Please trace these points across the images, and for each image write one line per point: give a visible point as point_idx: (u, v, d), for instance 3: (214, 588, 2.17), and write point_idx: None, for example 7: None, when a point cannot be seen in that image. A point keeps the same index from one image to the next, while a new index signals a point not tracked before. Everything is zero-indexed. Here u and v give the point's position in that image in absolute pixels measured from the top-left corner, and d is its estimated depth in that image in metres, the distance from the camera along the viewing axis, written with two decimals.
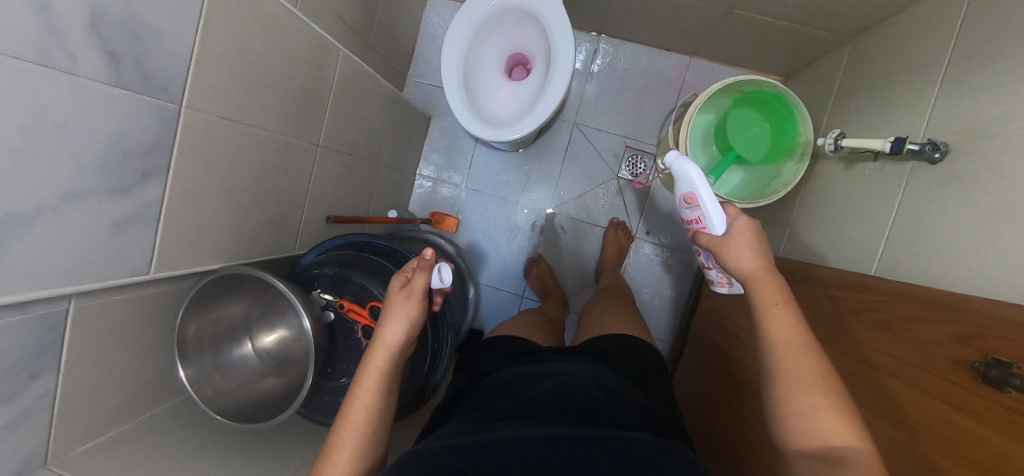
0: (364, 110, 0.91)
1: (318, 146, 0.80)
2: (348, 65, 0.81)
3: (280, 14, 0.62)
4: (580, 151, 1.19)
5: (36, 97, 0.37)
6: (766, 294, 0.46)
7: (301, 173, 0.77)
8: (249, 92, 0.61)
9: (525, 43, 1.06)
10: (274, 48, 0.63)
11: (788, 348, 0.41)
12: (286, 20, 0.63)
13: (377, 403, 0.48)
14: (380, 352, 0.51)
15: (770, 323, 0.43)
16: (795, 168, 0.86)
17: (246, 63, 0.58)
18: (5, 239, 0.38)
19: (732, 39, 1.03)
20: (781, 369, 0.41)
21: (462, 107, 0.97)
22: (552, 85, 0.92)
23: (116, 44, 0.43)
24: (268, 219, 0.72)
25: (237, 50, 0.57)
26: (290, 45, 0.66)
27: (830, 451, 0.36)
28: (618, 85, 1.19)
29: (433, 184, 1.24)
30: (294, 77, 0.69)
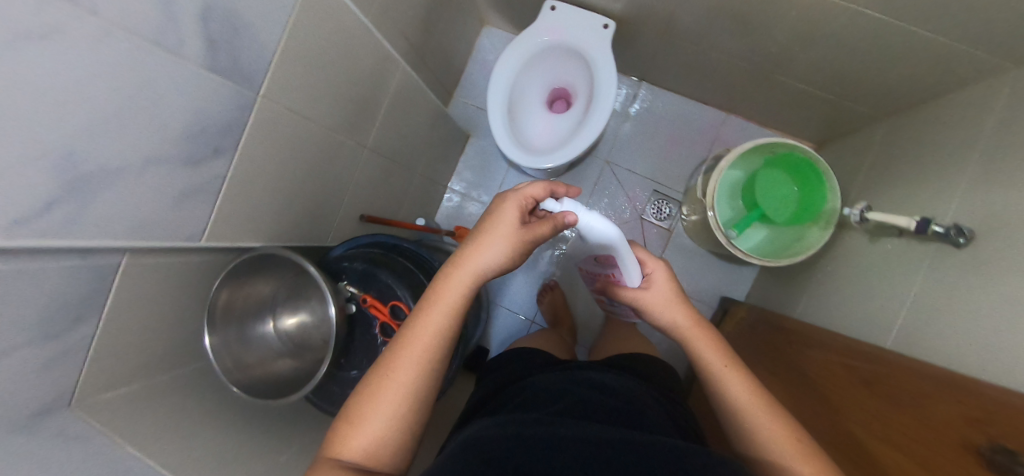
0: (411, 119, 0.96)
1: (366, 147, 0.85)
2: (405, 77, 0.88)
3: (356, 24, 0.68)
4: (608, 187, 1.22)
5: (145, 68, 0.42)
6: (716, 359, 0.54)
7: (347, 169, 0.82)
8: (317, 89, 0.66)
9: (569, 79, 1.12)
10: (346, 54, 0.69)
11: (755, 410, 0.48)
12: (359, 30, 0.70)
13: (442, 335, 0.47)
14: (464, 277, 0.48)
15: (730, 387, 0.51)
16: (819, 233, 0.87)
17: (320, 64, 0.64)
18: (89, 190, 0.42)
19: (768, 101, 1.07)
20: (757, 433, 0.47)
21: (503, 130, 1.02)
22: (591, 121, 0.97)
23: (217, 34, 0.48)
24: (310, 208, 0.77)
25: (315, 51, 0.62)
26: (360, 52, 0.72)
27: None
28: (652, 129, 1.23)
29: (462, 198, 1.28)
30: (357, 81, 0.75)
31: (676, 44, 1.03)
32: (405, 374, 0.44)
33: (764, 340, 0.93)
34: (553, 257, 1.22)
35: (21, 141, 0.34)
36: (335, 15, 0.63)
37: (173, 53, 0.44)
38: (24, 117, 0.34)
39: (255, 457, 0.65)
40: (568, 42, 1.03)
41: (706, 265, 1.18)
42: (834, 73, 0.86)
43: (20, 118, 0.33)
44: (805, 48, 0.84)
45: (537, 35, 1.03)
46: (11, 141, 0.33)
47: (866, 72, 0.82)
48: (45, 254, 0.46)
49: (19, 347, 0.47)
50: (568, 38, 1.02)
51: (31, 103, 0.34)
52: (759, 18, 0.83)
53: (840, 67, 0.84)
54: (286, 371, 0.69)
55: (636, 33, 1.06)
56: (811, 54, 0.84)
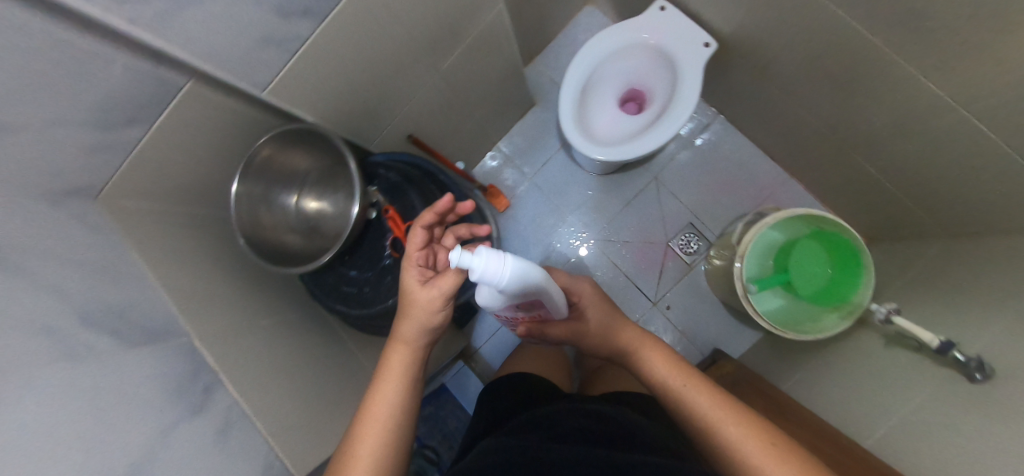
0: (493, 66, 0.94)
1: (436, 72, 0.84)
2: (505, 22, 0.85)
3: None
4: (647, 203, 1.20)
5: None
6: (677, 378, 0.58)
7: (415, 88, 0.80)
8: None
9: (651, 84, 1.08)
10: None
11: (722, 418, 0.51)
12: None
13: (397, 402, 0.51)
14: (399, 351, 0.54)
15: (694, 397, 0.55)
16: (837, 322, 0.86)
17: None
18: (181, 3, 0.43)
19: (839, 181, 1.02)
20: (735, 442, 0.48)
21: (570, 108, 1.00)
22: (654, 133, 0.96)
23: None
24: (371, 109, 0.75)
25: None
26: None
27: None
28: (714, 164, 1.19)
29: (505, 161, 1.26)
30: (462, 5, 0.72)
31: (772, 89, 0.99)
32: (368, 445, 0.47)
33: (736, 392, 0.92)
34: (569, 249, 1.21)
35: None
36: None
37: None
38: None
39: (242, 309, 0.68)
40: (665, 48, 0.99)
41: (712, 313, 1.16)
42: (921, 174, 0.82)
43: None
44: (902, 138, 0.80)
45: (637, 29, 0.99)
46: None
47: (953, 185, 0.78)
48: (119, 45, 0.48)
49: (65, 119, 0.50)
50: (666, 44, 0.98)
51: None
52: (866, 90, 0.79)
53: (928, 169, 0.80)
54: (293, 245, 0.72)
55: (737, 63, 1.02)
56: (905, 146, 0.80)
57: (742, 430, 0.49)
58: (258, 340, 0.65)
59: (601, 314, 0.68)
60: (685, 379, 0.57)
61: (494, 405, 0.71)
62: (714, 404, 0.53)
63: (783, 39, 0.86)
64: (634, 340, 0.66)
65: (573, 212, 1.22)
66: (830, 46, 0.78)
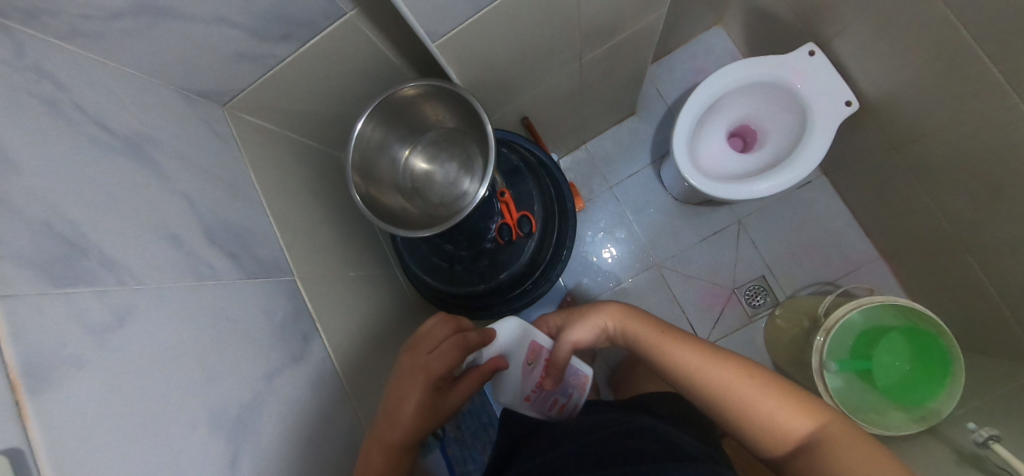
0: (626, 67, 0.87)
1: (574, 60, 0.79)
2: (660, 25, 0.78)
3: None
4: (723, 243, 1.15)
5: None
6: (649, 335, 0.56)
7: (553, 72, 0.74)
8: None
9: (772, 125, 1.00)
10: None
11: (704, 369, 0.50)
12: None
13: None
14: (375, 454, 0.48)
15: (674, 355, 0.53)
16: (903, 421, 0.83)
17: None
18: None
19: (936, 275, 0.97)
20: (716, 389, 0.48)
21: (685, 132, 0.94)
22: (763, 182, 0.90)
23: None
24: (506, 81, 0.69)
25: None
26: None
27: (800, 442, 0.43)
28: (802, 222, 1.13)
29: (590, 161, 1.19)
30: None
31: (899, 164, 0.92)
32: None
33: None
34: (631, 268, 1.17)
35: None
36: None
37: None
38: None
39: (334, 254, 0.65)
40: (803, 94, 0.91)
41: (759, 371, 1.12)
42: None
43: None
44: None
45: (779, 66, 0.91)
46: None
47: None
48: None
49: (216, 16, 0.46)
50: (806, 90, 0.90)
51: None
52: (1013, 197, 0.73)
53: None
54: (392, 203, 0.67)
55: (867, 127, 0.95)
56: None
57: (734, 378, 0.48)
58: (342, 290, 0.62)
59: (568, 321, 0.65)
60: (658, 334, 0.56)
61: (520, 415, 0.66)
62: (703, 359, 0.51)
63: (940, 119, 0.80)
64: (615, 318, 0.61)
65: (644, 233, 1.17)
66: (993, 143, 0.72)
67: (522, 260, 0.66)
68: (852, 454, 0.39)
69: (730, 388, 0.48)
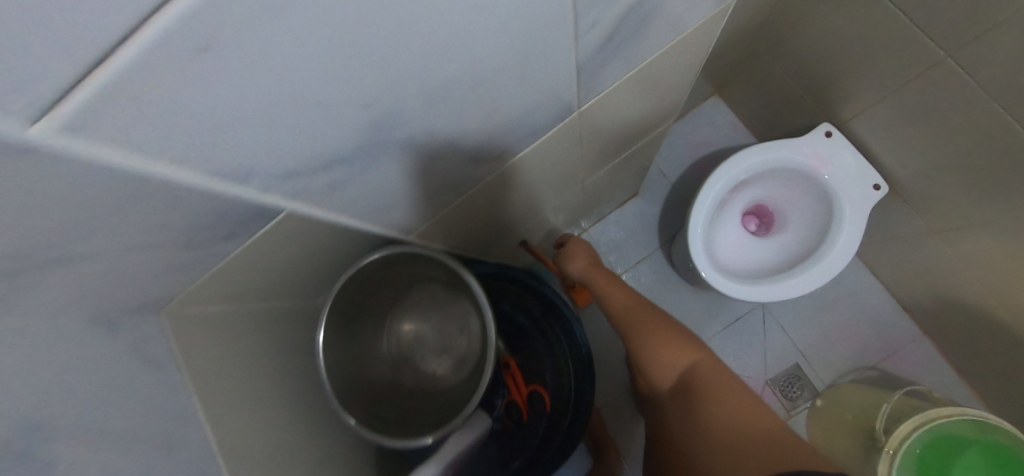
0: (626, 165, 0.80)
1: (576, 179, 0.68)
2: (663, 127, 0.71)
3: (694, 61, 0.53)
4: (747, 330, 1.04)
5: (552, 39, 0.28)
6: (601, 278, 0.68)
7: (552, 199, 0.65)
8: (605, 121, 0.51)
9: (787, 207, 0.92)
10: (662, 88, 0.53)
11: (626, 309, 0.61)
12: (695, 60, 0.53)
13: None
14: None
15: (611, 298, 0.64)
16: None
17: (634, 98, 0.49)
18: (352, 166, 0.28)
19: (992, 358, 0.88)
20: (631, 330, 0.58)
21: (700, 227, 0.85)
22: (796, 277, 0.82)
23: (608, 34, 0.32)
24: (497, 219, 0.60)
25: (652, 79, 0.48)
26: (670, 87, 0.56)
27: (681, 378, 0.52)
28: (831, 301, 1.03)
29: (593, 249, 1.09)
30: (639, 118, 0.59)
31: (940, 244, 0.84)
32: None
33: None
34: None
35: (378, 69, 0.21)
36: (695, 43, 0.48)
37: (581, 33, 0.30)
38: (411, 38, 0.20)
39: None
40: (824, 179, 0.83)
41: None
42: None
43: (405, 33, 0.19)
44: None
45: (795, 153, 0.83)
46: (383, 63, 0.20)
47: None
48: None
49: None
50: (827, 175, 0.83)
51: (435, 23, 0.20)
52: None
53: None
54: (381, 386, 0.57)
55: (894, 205, 0.87)
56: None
57: (643, 325, 0.57)
58: None
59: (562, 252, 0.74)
60: (599, 279, 0.67)
61: None
62: (628, 302, 0.62)
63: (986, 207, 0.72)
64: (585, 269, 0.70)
65: None
66: None
67: (538, 439, 0.58)
68: (726, 410, 0.47)
69: (642, 327, 0.57)
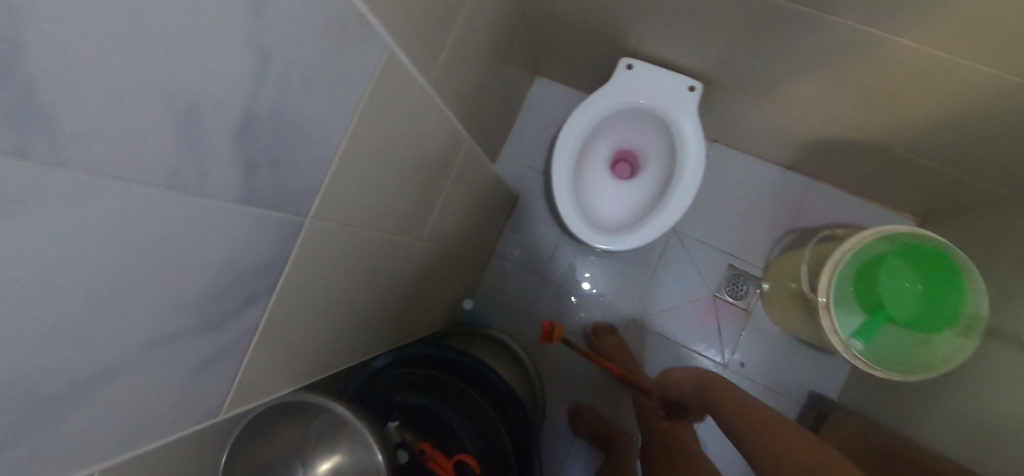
0: (472, 194, 0.80)
1: (424, 240, 0.68)
2: (476, 151, 0.72)
3: (432, 106, 0.53)
4: (676, 260, 1.07)
5: (178, 216, 0.27)
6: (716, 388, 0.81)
7: (403, 268, 0.65)
8: (388, 191, 0.52)
9: (642, 142, 0.96)
10: (417, 144, 0.53)
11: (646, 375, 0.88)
12: (433, 107, 0.53)
13: None
14: None
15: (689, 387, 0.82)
16: (957, 341, 0.74)
17: (394, 162, 0.50)
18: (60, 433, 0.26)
19: (873, 170, 0.93)
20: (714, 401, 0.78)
21: (569, 197, 0.86)
22: (670, 203, 0.84)
23: (259, 153, 0.32)
24: (355, 323, 0.59)
25: (397, 141, 0.49)
26: (429, 136, 0.55)
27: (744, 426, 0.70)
28: (728, 195, 1.07)
29: (508, 265, 1.11)
30: (426, 171, 0.58)
31: (773, 107, 0.89)
32: None
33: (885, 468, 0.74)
34: None
35: None
36: (407, 97, 0.48)
37: (208, 180, 0.28)
38: None
39: None
40: (650, 106, 0.88)
41: (793, 356, 1.01)
42: (983, 144, 0.73)
43: None
44: (948, 115, 0.71)
45: (613, 95, 0.87)
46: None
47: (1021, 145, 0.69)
48: None
49: None
50: (650, 101, 0.88)
51: None
52: (900, 84, 0.69)
53: (988, 134, 0.70)
54: None
55: (720, 95, 0.93)
56: (960, 119, 0.70)
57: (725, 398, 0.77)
58: None
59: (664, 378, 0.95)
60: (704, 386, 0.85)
61: None
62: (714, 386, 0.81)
63: (778, 66, 0.78)
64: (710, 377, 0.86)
65: (601, 297, 1.08)
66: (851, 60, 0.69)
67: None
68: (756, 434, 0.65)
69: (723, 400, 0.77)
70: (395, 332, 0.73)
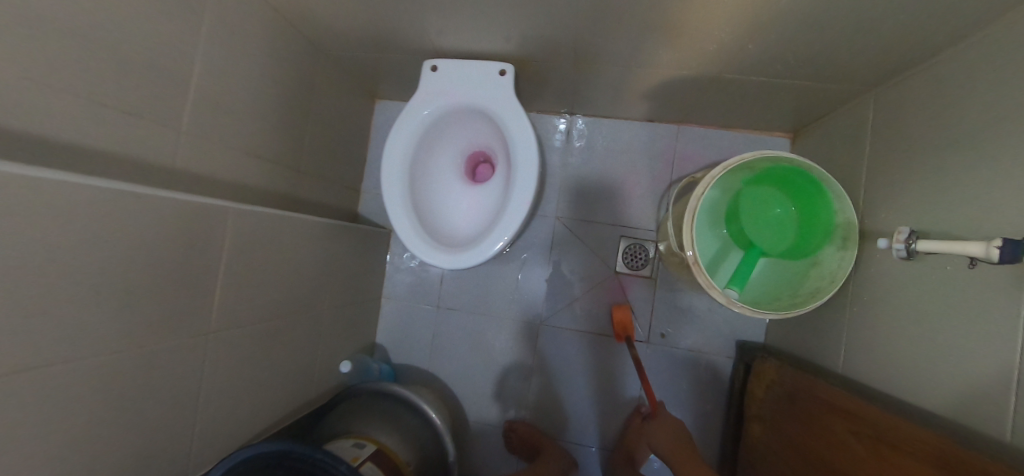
0: (293, 252, 0.73)
1: (234, 328, 0.62)
2: (259, 211, 0.64)
3: (124, 198, 0.43)
4: (568, 245, 1.04)
5: None
6: None
7: (213, 367, 0.59)
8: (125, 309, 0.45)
9: (484, 139, 0.89)
10: (118, 248, 0.43)
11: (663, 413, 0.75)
12: (124, 199, 0.43)
13: None
14: None
15: None
16: (839, 257, 0.69)
17: (121, 277, 0.44)
18: None
19: (721, 102, 0.89)
20: None
21: (409, 226, 0.79)
22: (512, 202, 0.77)
23: None
24: (157, 457, 0.52)
25: (106, 255, 0.42)
26: (139, 230, 0.46)
27: None
28: (600, 167, 1.05)
29: (407, 303, 1.09)
30: (164, 263, 0.50)
31: (597, 72, 0.84)
32: None
33: (800, 413, 0.68)
34: (529, 346, 1.04)
35: None
36: (60, 209, 0.37)
37: None
38: None
39: None
40: (468, 103, 0.80)
41: (711, 310, 0.98)
42: (808, 49, 0.67)
43: None
44: (759, 34, 0.65)
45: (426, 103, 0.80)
46: None
47: (842, 43, 0.63)
48: None
49: None
50: (467, 98, 0.80)
51: None
52: (694, 18, 0.62)
53: (806, 41, 0.64)
54: None
55: (545, 74, 0.88)
56: (772, 34, 0.64)
57: None
58: None
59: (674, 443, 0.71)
60: None
61: None
62: None
63: (570, 34, 0.72)
64: None
65: (504, 306, 1.05)
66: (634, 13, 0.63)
67: None
68: None
69: None
70: (251, 429, 0.67)
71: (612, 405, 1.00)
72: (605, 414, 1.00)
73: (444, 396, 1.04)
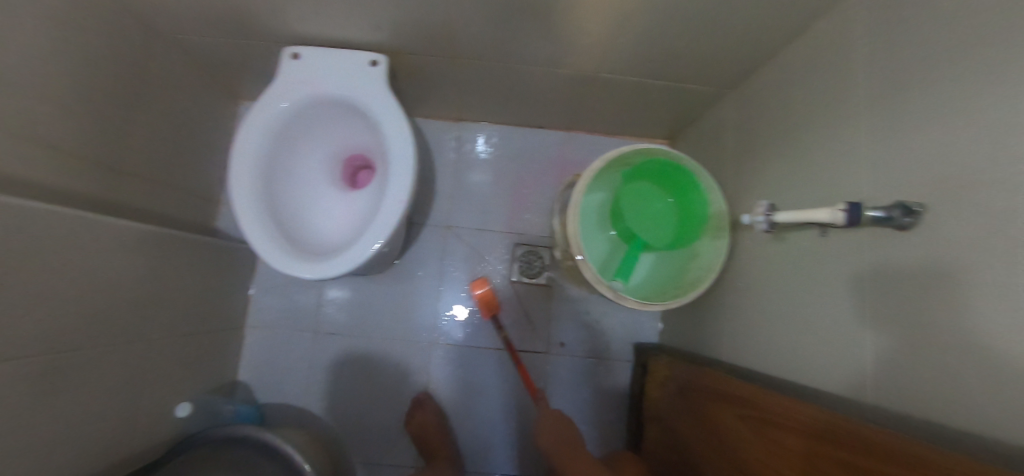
0: (106, 267, 0.58)
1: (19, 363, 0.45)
2: (53, 207, 0.49)
3: None
4: (461, 257, 0.97)
5: None
6: None
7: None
8: None
9: (360, 141, 0.82)
10: None
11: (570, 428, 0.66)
12: None
13: None
14: None
15: None
16: (714, 246, 0.70)
17: None
18: None
19: (601, 105, 0.91)
20: None
21: (261, 232, 0.67)
22: (386, 199, 0.69)
23: None
24: None
25: None
26: None
27: None
28: (494, 174, 1.02)
29: (279, 331, 0.94)
30: None
31: (486, 71, 0.82)
32: None
33: (692, 408, 0.64)
34: (422, 369, 0.93)
35: None
36: None
37: None
38: None
39: None
40: (335, 96, 0.73)
41: (609, 312, 0.96)
42: (665, 44, 0.69)
43: None
44: (626, 28, 0.66)
45: (283, 95, 0.72)
46: None
47: (696, 37, 0.66)
48: None
49: None
50: (331, 90, 0.73)
51: None
52: (564, 6, 0.62)
53: (663, 34, 0.66)
54: None
55: (428, 72, 0.84)
56: (638, 29, 0.66)
57: None
58: None
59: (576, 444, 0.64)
60: None
61: None
62: None
63: (446, 25, 0.69)
64: None
65: (393, 326, 0.94)
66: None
67: None
68: None
69: None
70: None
71: (517, 425, 0.91)
72: (509, 436, 0.91)
73: (322, 437, 0.89)
